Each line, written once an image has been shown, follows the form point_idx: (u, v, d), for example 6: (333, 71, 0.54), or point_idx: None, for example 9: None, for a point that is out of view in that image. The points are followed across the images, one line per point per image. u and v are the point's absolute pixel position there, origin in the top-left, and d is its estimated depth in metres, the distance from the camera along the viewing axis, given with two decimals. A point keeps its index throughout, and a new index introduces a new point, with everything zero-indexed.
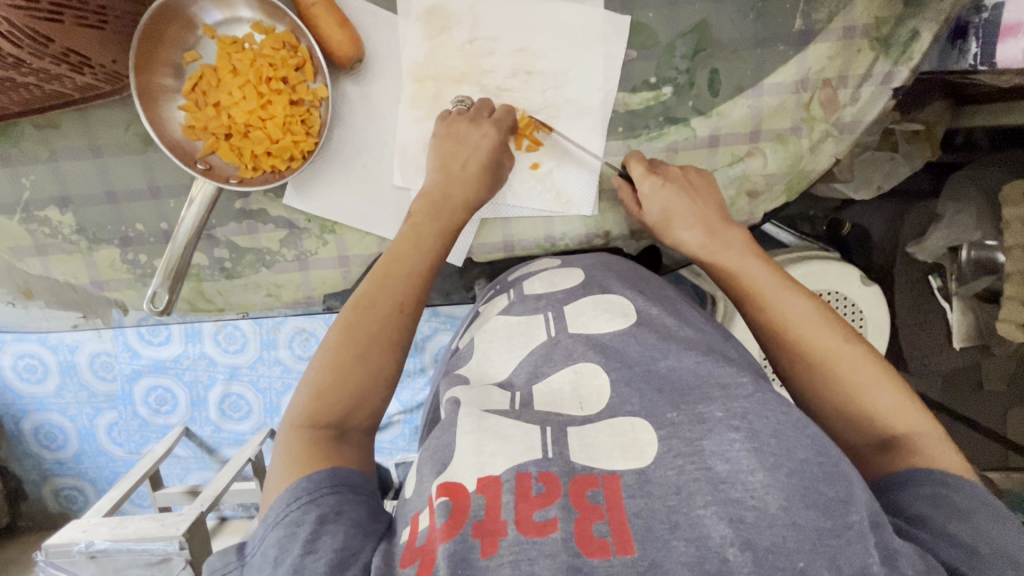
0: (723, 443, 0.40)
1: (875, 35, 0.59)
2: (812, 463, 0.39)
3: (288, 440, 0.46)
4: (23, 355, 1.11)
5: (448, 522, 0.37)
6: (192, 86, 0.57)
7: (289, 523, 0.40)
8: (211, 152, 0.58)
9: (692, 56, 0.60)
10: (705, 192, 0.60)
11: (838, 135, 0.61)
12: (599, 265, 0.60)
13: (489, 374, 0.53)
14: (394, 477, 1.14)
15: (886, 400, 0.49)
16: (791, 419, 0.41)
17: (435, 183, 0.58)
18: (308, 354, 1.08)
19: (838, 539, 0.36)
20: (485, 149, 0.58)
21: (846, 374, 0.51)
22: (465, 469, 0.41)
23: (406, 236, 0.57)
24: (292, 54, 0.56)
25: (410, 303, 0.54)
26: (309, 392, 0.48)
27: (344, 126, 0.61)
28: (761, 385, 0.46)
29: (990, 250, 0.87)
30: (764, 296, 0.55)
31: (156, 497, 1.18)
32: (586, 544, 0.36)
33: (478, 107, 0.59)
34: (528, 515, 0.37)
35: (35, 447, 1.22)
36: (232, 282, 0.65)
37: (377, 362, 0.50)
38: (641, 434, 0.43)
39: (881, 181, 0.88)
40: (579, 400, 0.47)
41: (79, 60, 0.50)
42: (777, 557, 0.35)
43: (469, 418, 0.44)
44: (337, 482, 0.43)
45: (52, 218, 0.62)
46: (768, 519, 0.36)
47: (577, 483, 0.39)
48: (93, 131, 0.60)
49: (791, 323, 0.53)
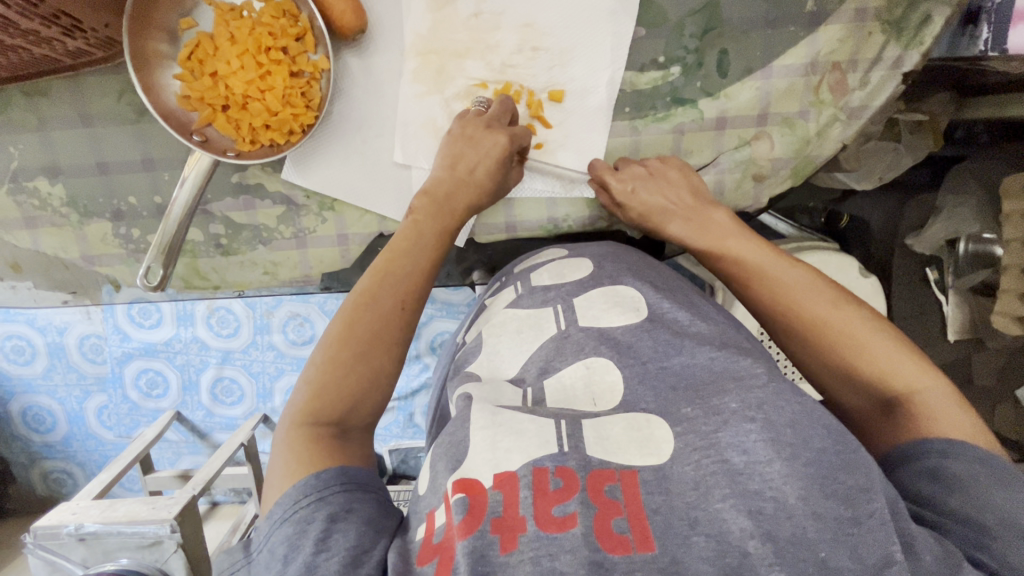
0: (739, 434, 0.39)
1: (887, 18, 0.58)
2: (831, 453, 0.39)
3: (288, 441, 0.44)
4: (11, 335, 1.09)
5: (466, 519, 0.36)
6: (188, 54, 0.55)
7: (298, 521, 0.39)
8: (208, 124, 0.56)
9: (701, 35, 0.59)
10: (683, 182, 0.60)
11: (845, 120, 0.60)
12: (609, 256, 0.60)
13: (500, 371, 0.52)
14: (388, 463, 1.13)
15: (887, 357, 0.49)
16: (806, 408, 0.41)
17: (444, 180, 0.58)
18: (303, 338, 1.07)
19: (858, 527, 0.36)
20: (497, 156, 0.57)
21: (850, 338, 0.51)
22: (482, 465, 0.40)
23: (408, 232, 0.56)
24: (292, 23, 0.54)
25: (412, 299, 0.53)
26: (307, 389, 0.47)
27: (344, 100, 0.59)
28: (774, 376, 0.45)
29: (987, 244, 0.88)
30: (752, 265, 0.56)
31: (148, 480, 1.14)
32: (606, 540, 0.35)
33: (498, 111, 0.58)
34: (546, 510, 0.37)
35: (23, 429, 1.20)
36: (228, 259, 0.63)
37: (380, 360, 0.49)
38: (657, 431, 0.42)
39: (884, 172, 0.87)
40: (591, 397, 0.47)
41: (71, 23, 0.48)
42: (799, 549, 0.35)
43: (483, 413, 0.43)
44: (346, 480, 0.42)
45: (41, 190, 0.61)
46: (788, 510, 0.36)
47: (594, 478, 0.39)
48: (84, 99, 0.58)
49: (783, 294, 0.54)
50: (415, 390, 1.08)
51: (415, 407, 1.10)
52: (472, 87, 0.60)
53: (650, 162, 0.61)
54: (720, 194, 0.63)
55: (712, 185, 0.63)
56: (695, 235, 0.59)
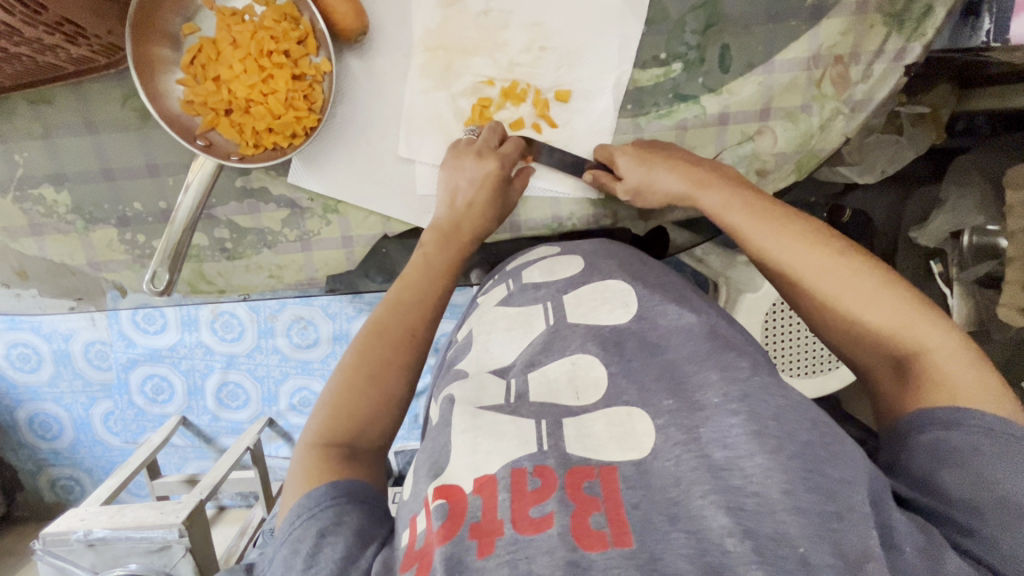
0: (722, 428, 0.40)
1: (889, 10, 0.58)
2: (816, 444, 0.39)
3: (299, 460, 0.45)
4: (17, 343, 1.10)
5: (445, 524, 0.37)
6: (191, 60, 0.55)
7: (293, 540, 0.40)
8: (211, 129, 0.56)
9: (703, 31, 0.59)
10: (687, 155, 0.59)
11: (849, 113, 0.60)
12: (600, 252, 0.60)
13: (489, 363, 0.52)
14: (394, 465, 1.13)
15: (899, 320, 0.49)
16: (790, 402, 0.41)
17: (445, 216, 0.59)
18: (308, 341, 1.07)
19: (841, 522, 0.36)
20: (492, 182, 0.58)
21: (850, 298, 0.50)
22: (462, 470, 0.40)
23: (418, 264, 0.58)
24: (294, 27, 0.54)
25: (422, 330, 0.54)
26: (324, 411, 0.48)
27: (348, 101, 0.59)
28: (759, 369, 0.45)
29: (990, 236, 0.86)
30: (744, 231, 0.55)
31: (156, 485, 1.16)
32: (584, 537, 0.35)
33: (489, 137, 0.59)
34: (524, 512, 0.36)
35: (31, 436, 1.21)
36: (233, 263, 0.64)
37: (390, 383, 0.51)
38: (638, 424, 0.42)
39: (886, 165, 0.86)
40: (575, 391, 0.46)
41: (74, 31, 0.48)
42: (778, 545, 0.34)
43: (463, 417, 0.44)
44: (338, 493, 0.42)
45: (46, 197, 0.61)
46: (769, 505, 0.36)
47: (574, 475, 0.39)
48: (88, 106, 0.59)
49: (791, 260, 0.53)
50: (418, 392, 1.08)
51: (420, 408, 1.10)
52: (479, 83, 0.60)
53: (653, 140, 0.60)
54: None
55: None
56: (699, 198, 0.58)
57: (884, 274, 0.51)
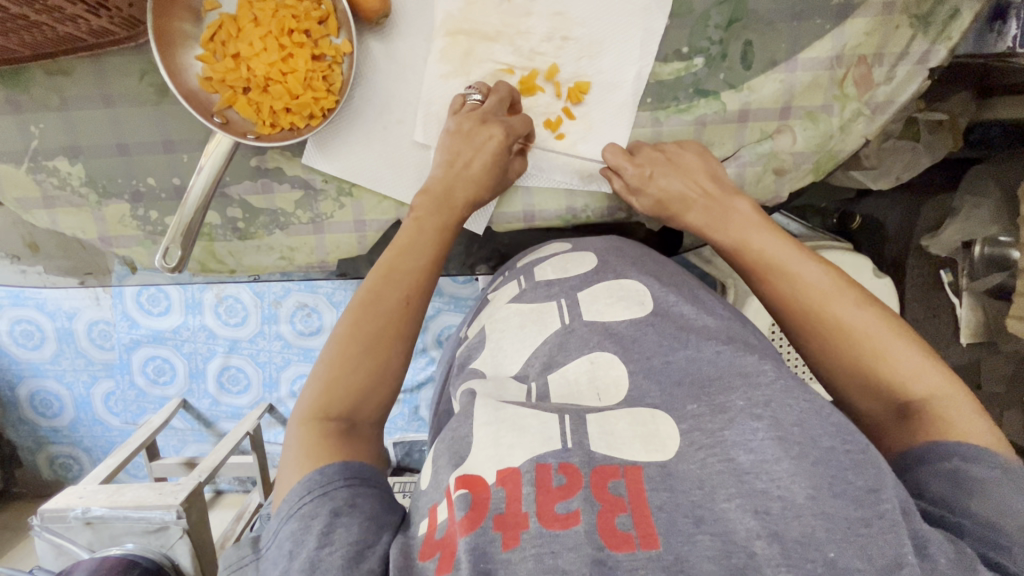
0: (746, 432, 0.39)
1: (915, 12, 0.57)
2: (840, 452, 0.39)
3: (297, 435, 0.45)
4: (21, 319, 1.10)
5: (468, 515, 0.37)
6: (211, 36, 0.55)
7: (303, 517, 0.39)
8: (228, 106, 0.56)
9: (727, 26, 0.58)
10: (703, 170, 0.59)
11: (869, 115, 0.60)
12: (613, 250, 0.59)
13: (504, 367, 0.53)
14: (394, 456, 1.13)
15: (904, 361, 0.49)
16: (814, 405, 0.41)
17: (440, 178, 0.58)
18: (311, 328, 1.07)
19: (868, 528, 0.35)
20: (493, 149, 0.57)
21: (870, 340, 0.51)
22: (484, 462, 0.40)
23: (409, 231, 0.56)
24: (316, 6, 0.54)
25: (416, 297, 0.53)
26: (318, 385, 0.47)
27: (366, 85, 0.59)
28: (782, 371, 0.45)
29: (1004, 248, 0.85)
30: (779, 266, 0.56)
31: (155, 466, 1.15)
32: (611, 538, 0.35)
33: (494, 104, 0.58)
34: (550, 507, 0.36)
35: (31, 413, 1.21)
36: (245, 243, 0.63)
37: (388, 356, 0.50)
38: (661, 427, 0.41)
39: (902, 172, 0.85)
40: (596, 392, 0.47)
41: (96, 1, 0.48)
42: (806, 549, 0.34)
43: (485, 410, 0.43)
44: (350, 475, 0.42)
45: (60, 169, 0.61)
46: (795, 509, 0.35)
47: (598, 474, 0.38)
48: (106, 80, 0.58)
49: (801, 291, 0.54)
50: (420, 383, 1.08)
51: (421, 399, 1.10)
52: (499, 71, 0.59)
53: (669, 147, 0.60)
54: (740, 187, 0.63)
55: (733, 178, 0.62)
56: (711, 227, 0.60)
57: (897, 324, 0.51)
